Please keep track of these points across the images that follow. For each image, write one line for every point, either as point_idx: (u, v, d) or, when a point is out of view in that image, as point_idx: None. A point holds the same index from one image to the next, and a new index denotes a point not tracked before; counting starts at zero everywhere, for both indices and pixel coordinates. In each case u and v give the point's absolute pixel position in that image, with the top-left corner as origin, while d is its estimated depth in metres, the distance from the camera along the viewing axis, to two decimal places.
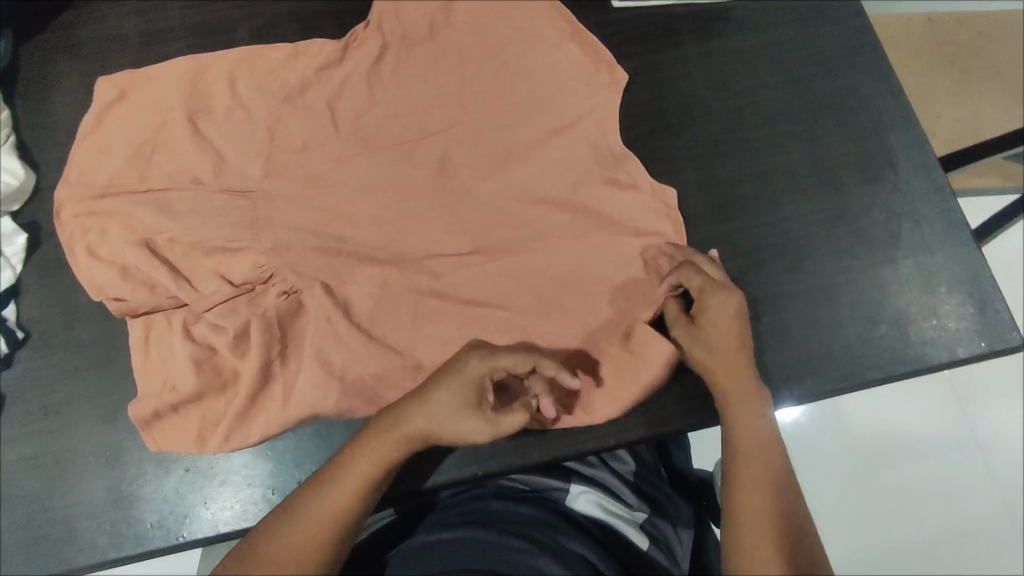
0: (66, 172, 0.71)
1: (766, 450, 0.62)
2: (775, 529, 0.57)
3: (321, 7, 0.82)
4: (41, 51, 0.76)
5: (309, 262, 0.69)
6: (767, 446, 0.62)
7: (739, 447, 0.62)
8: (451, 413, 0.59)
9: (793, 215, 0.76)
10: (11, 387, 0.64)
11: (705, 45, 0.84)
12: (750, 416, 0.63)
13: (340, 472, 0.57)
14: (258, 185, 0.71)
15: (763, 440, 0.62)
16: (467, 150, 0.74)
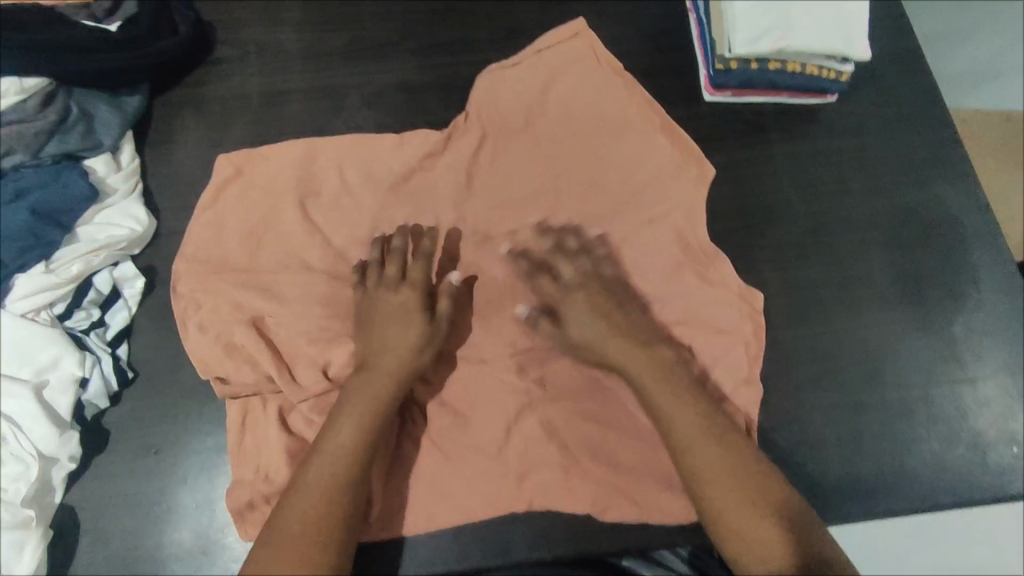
0: (183, 247, 0.75)
1: (731, 469, 0.63)
2: (746, 513, 0.61)
3: (427, 81, 0.87)
4: (172, 105, 0.83)
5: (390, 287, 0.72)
6: (732, 467, 0.63)
7: (681, 442, 0.66)
8: (397, 362, 0.68)
9: (873, 325, 0.77)
10: (116, 423, 0.68)
11: (793, 145, 0.86)
12: (707, 444, 0.65)
13: (331, 425, 0.65)
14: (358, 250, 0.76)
15: (724, 460, 0.64)
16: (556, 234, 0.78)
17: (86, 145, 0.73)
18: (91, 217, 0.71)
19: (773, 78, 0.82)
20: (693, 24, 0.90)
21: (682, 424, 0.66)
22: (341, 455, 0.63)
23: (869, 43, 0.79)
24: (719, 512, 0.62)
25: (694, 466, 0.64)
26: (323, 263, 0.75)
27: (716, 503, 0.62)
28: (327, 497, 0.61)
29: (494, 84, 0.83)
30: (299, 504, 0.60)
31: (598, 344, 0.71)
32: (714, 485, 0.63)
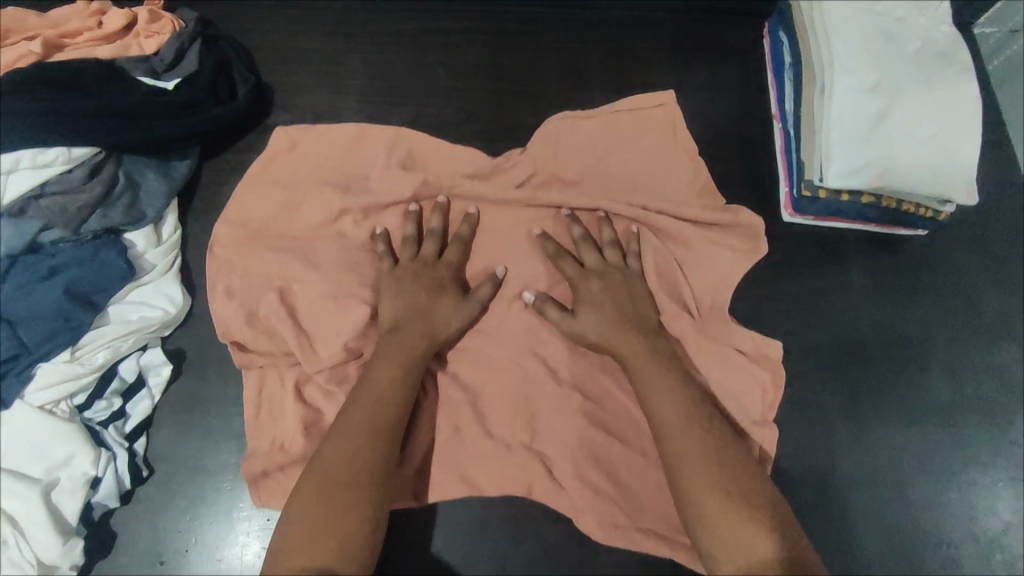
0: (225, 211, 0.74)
1: (709, 453, 0.60)
2: (727, 509, 0.56)
3: None
4: (222, 171, 0.79)
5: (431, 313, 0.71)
6: (709, 449, 0.60)
7: (666, 437, 0.62)
8: (425, 325, 0.66)
9: (922, 502, 0.74)
10: (124, 523, 0.64)
11: (875, 281, 0.80)
12: (687, 429, 0.62)
13: (363, 383, 0.63)
14: None
15: (700, 439, 0.61)
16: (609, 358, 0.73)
17: (129, 218, 0.69)
18: (124, 295, 0.67)
19: (864, 212, 0.77)
20: (778, 134, 0.85)
21: (668, 415, 0.63)
22: (374, 405, 0.61)
23: (977, 190, 0.73)
24: (692, 499, 0.58)
25: (678, 461, 0.60)
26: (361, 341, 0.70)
27: (688, 487, 0.59)
28: (356, 442, 0.58)
29: (560, 131, 0.79)
30: (331, 447, 0.58)
31: (615, 338, 0.68)
32: (688, 469, 0.59)
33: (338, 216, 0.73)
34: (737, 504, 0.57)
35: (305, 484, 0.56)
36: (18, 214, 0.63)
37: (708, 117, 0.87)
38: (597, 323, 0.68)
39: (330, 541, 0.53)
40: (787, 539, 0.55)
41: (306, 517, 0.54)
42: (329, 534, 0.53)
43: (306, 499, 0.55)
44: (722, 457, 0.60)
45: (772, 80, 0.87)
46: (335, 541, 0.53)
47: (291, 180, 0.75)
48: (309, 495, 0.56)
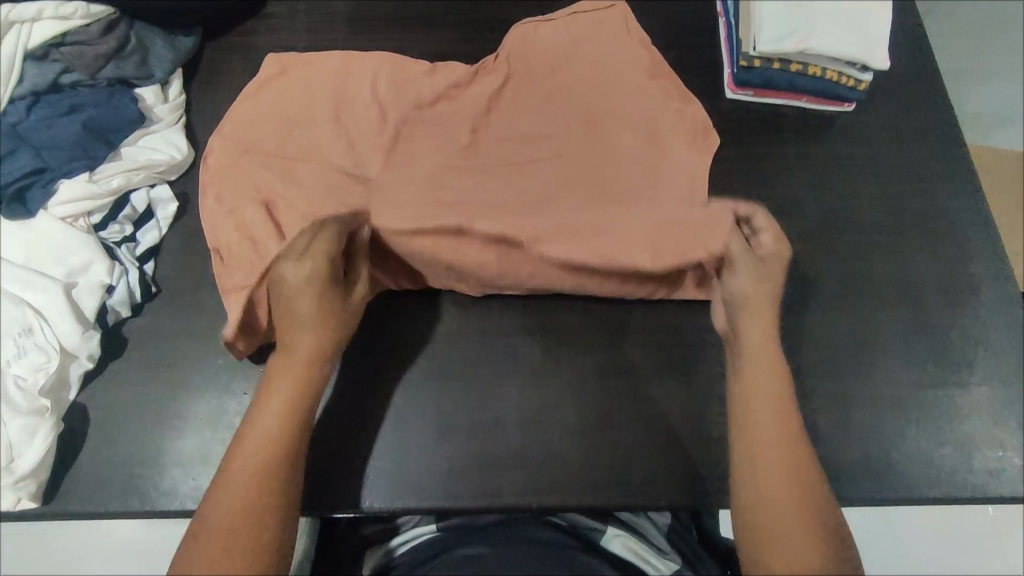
0: (221, 126, 0.81)
1: (787, 442, 0.64)
2: (789, 491, 0.61)
3: (463, 51, 0.91)
4: (222, 50, 0.88)
5: (410, 162, 0.81)
6: (784, 417, 0.65)
7: (749, 419, 0.66)
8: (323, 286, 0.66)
9: (871, 322, 0.79)
10: (134, 333, 0.72)
11: (807, 146, 0.89)
12: (772, 395, 0.67)
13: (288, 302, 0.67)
14: (377, 177, 0.79)
15: (782, 409, 0.66)
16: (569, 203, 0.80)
17: (140, 73, 0.77)
18: (134, 139, 0.76)
19: (794, 81, 0.86)
20: (722, 27, 0.94)
21: (761, 403, 0.66)
22: (286, 386, 0.64)
23: (889, 54, 0.83)
24: (752, 442, 0.64)
25: (758, 443, 0.64)
26: (343, 181, 0.78)
27: (754, 438, 0.65)
28: (280, 449, 0.61)
29: (526, 33, 0.88)
30: (259, 447, 0.61)
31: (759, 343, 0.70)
32: (763, 430, 0.65)
33: (325, 77, 0.83)
34: (791, 484, 0.61)
35: (234, 478, 0.59)
36: (41, 58, 0.71)
37: (665, 12, 0.96)
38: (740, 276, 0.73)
39: (258, 541, 0.57)
40: (827, 534, 0.59)
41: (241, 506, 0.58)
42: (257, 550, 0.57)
43: (237, 497, 0.58)
44: (789, 424, 0.65)
45: None
46: (264, 544, 0.57)
47: (273, 72, 0.83)
48: (249, 464, 0.60)
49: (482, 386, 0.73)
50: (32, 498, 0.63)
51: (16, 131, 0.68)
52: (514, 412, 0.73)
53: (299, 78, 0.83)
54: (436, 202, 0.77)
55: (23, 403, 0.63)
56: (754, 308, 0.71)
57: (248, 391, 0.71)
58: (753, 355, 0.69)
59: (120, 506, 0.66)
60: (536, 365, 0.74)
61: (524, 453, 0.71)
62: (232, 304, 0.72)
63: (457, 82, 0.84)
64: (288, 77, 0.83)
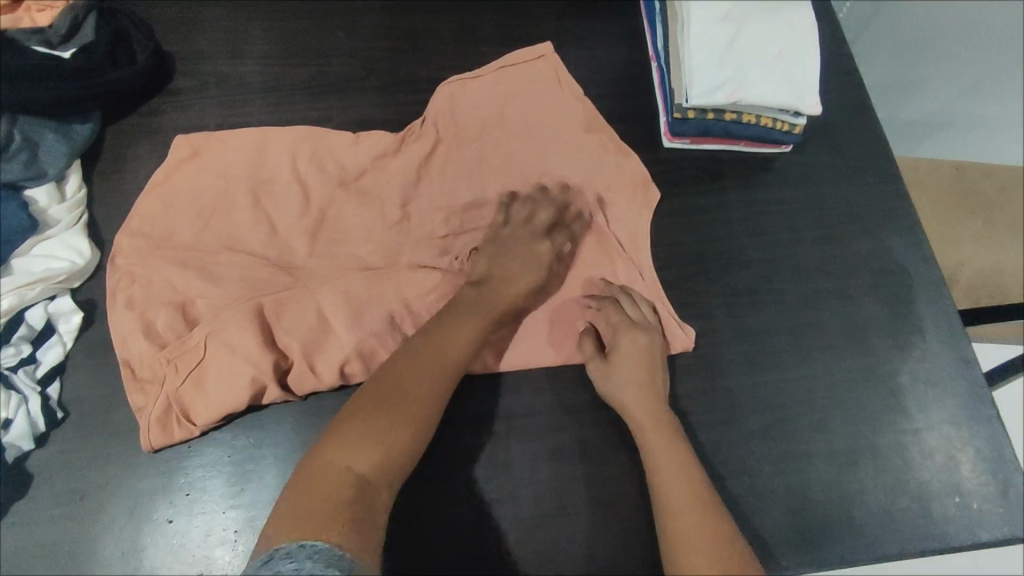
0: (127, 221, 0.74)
1: (704, 517, 0.62)
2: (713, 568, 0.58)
3: (389, 116, 0.87)
4: (127, 134, 0.81)
5: (338, 242, 0.76)
6: (694, 499, 0.63)
7: (664, 501, 0.64)
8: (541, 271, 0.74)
9: (824, 374, 0.78)
10: (40, 466, 0.65)
11: (748, 192, 0.88)
12: (683, 480, 0.65)
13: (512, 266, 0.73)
14: (305, 264, 0.74)
15: (692, 492, 0.64)
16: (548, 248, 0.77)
17: (29, 174, 0.71)
18: (28, 248, 0.70)
19: (729, 129, 0.85)
20: (655, 72, 0.93)
21: (670, 479, 0.65)
22: (461, 344, 0.67)
23: (820, 99, 0.82)
24: (673, 531, 0.62)
25: (673, 526, 0.62)
26: (267, 271, 0.73)
27: (674, 523, 0.62)
28: (409, 424, 0.60)
29: (454, 92, 0.84)
30: (399, 412, 0.60)
31: (640, 406, 0.69)
32: (679, 516, 0.62)
33: (241, 158, 0.77)
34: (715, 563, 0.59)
35: (352, 428, 0.58)
36: None
37: (595, 64, 0.94)
38: (621, 370, 0.71)
39: (335, 499, 0.52)
40: None
41: (357, 467, 0.56)
42: (334, 506, 0.52)
43: (343, 448, 0.56)
44: (702, 504, 0.63)
45: (646, 28, 0.96)
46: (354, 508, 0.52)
47: (183, 155, 0.77)
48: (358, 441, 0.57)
49: (430, 486, 0.68)
50: None
51: None
52: (466, 510, 0.68)
53: (212, 160, 0.77)
54: (369, 288, 0.74)
55: None
56: (631, 374, 0.71)
57: (173, 518, 0.65)
58: (647, 437, 0.68)
59: None
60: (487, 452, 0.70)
61: (479, 555, 0.67)
62: (151, 422, 0.65)
63: (384, 150, 0.79)
64: (200, 161, 0.77)
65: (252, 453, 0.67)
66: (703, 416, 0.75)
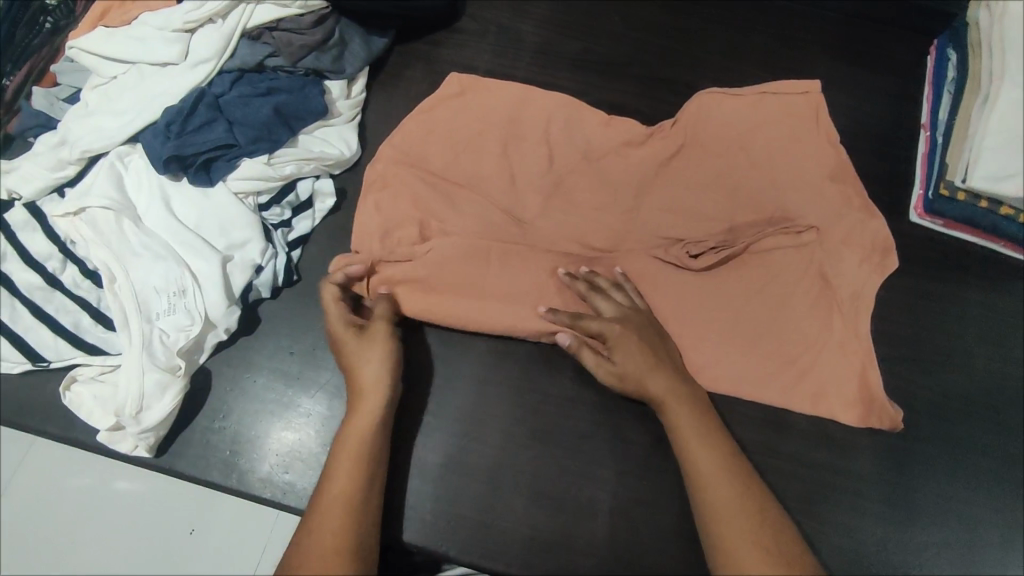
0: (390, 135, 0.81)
1: (756, 516, 0.59)
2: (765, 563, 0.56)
3: (641, 108, 0.88)
4: (409, 56, 0.89)
5: (564, 211, 0.79)
6: (746, 496, 0.60)
7: (709, 491, 0.61)
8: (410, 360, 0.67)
9: (1016, 516, 0.72)
10: (267, 314, 0.74)
11: (992, 296, 0.80)
12: (722, 483, 0.61)
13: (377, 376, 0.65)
14: (530, 220, 0.78)
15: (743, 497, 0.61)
16: (703, 262, 0.76)
17: (334, 68, 0.80)
18: (313, 129, 0.78)
19: (998, 225, 0.77)
20: (922, 142, 0.88)
21: (710, 466, 0.62)
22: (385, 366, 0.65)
23: None
24: (720, 539, 0.59)
25: (720, 521, 0.59)
26: (495, 216, 0.77)
27: (723, 531, 0.59)
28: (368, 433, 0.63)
29: (708, 105, 0.83)
30: (352, 443, 0.62)
31: (671, 400, 0.66)
32: (727, 522, 0.59)
33: (502, 108, 0.83)
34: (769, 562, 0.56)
35: (343, 469, 0.60)
36: (255, 39, 0.76)
37: (860, 116, 0.90)
38: (628, 356, 0.67)
39: (342, 515, 0.57)
40: None
41: (322, 522, 0.57)
42: (333, 523, 0.57)
43: (343, 495, 0.59)
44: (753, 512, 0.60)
45: (927, 94, 0.90)
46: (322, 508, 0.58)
47: (451, 91, 0.84)
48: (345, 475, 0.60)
49: (582, 464, 0.70)
50: (147, 450, 0.66)
51: (218, 102, 0.73)
52: (609, 498, 0.69)
53: (476, 102, 0.83)
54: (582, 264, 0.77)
55: (162, 359, 0.66)
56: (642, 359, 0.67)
57: None
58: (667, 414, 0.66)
59: (220, 478, 0.69)
60: (644, 454, 0.70)
61: (608, 545, 0.68)
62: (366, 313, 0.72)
63: (632, 139, 0.81)
64: (468, 98, 0.83)
65: (441, 371, 0.74)
66: (867, 505, 0.72)
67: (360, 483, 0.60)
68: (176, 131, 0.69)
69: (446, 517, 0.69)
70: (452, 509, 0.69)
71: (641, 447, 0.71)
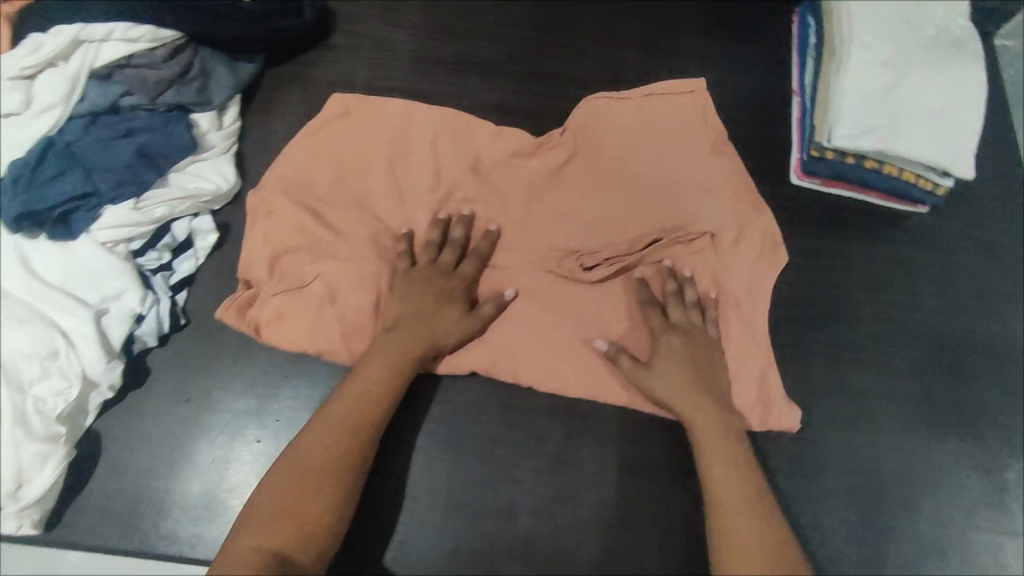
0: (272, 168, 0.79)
1: (744, 489, 0.64)
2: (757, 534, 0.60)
3: (524, 105, 0.89)
4: (283, 78, 0.87)
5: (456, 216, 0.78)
6: (745, 477, 0.65)
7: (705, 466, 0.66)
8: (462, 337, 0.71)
9: (920, 452, 0.75)
10: (156, 363, 0.71)
11: (873, 246, 0.84)
12: (741, 501, 0.63)
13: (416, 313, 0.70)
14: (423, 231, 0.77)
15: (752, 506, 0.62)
16: (602, 270, 0.76)
17: (198, 100, 0.77)
18: (184, 166, 0.76)
19: (867, 178, 0.81)
20: (796, 105, 0.91)
21: (710, 437, 0.66)
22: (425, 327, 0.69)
23: (976, 162, 0.77)
24: (721, 523, 0.62)
25: (717, 497, 0.64)
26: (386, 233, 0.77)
27: (720, 512, 0.63)
28: (369, 384, 0.66)
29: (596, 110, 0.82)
30: (349, 396, 0.66)
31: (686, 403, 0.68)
32: (725, 500, 0.63)
33: (382, 120, 0.81)
34: (763, 536, 0.60)
35: (334, 422, 0.64)
36: (105, 78, 0.72)
37: (735, 88, 0.93)
38: (669, 343, 0.71)
39: (327, 476, 0.61)
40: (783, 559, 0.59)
41: (291, 470, 0.61)
42: (309, 489, 0.60)
43: (328, 445, 0.63)
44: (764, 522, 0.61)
45: (795, 58, 0.94)
46: (305, 467, 0.61)
47: (336, 114, 0.82)
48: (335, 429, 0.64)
49: (498, 467, 0.70)
50: (34, 526, 0.63)
51: (71, 148, 0.68)
52: (529, 499, 0.69)
53: (362, 124, 0.81)
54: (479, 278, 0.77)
55: (39, 430, 0.62)
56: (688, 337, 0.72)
57: (260, 439, 0.69)
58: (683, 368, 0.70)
59: (121, 543, 0.66)
60: (559, 448, 0.71)
61: (533, 544, 0.68)
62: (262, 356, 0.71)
63: (516, 141, 0.81)
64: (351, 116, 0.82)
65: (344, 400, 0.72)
66: (778, 463, 0.75)
67: (344, 443, 0.63)
68: (25, 186, 0.64)
69: (368, 546, 0.68)
70: (372, 535, 0.69)
71: (555, 443, 0.71)
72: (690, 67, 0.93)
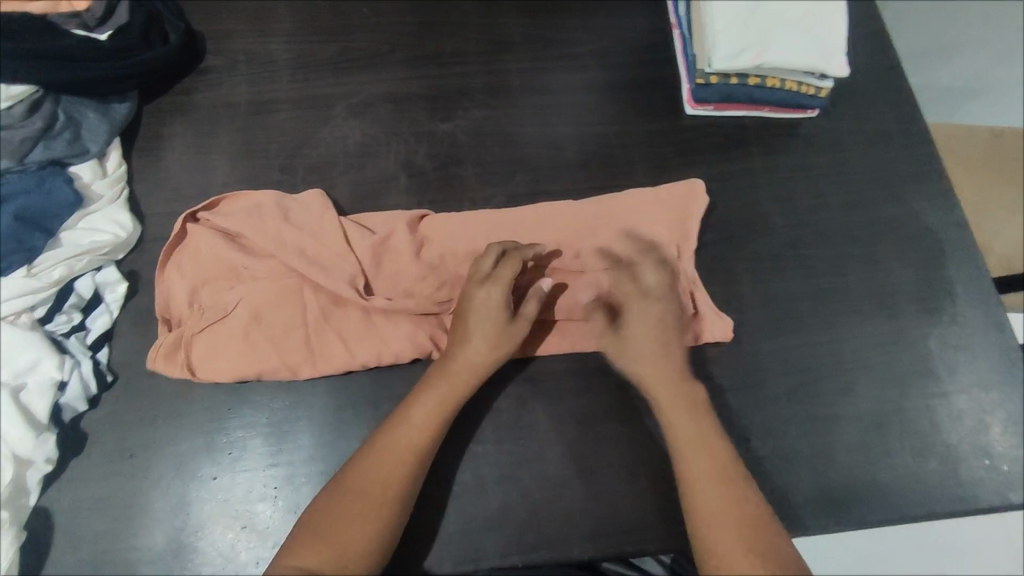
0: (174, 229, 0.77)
1: (740, 503, 0.62)
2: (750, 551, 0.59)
3: (413, 90, 0.88)
4: (161, 113, 0.85)
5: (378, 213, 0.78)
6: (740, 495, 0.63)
7: (684, 460, 0.66)
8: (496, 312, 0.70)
9: (850, 339, 0.79)
10: (92, 427, 0.69)
11: (772, 159, 0.87)
12: (725, 504, 0.62)
13: (470, 307, 0.71)
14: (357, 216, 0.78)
15: (733, 496, 0.63)
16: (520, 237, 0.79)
17: (73, 151, 0.74)
18: (75, 222, 0.72)
19: (753, 94, 0.84)
20: (676, 39, 0.92)
21: (687, 430, 0.67)
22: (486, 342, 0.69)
23: (846, 60, 0.81)
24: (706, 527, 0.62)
25: (698, 500, 0.63)
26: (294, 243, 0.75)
27: (710, 530, 0.62)
28: (407, 456, 0.64)
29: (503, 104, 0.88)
30: (421, 402, 0.67)
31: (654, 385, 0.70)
32: (703, 489, 0.64)
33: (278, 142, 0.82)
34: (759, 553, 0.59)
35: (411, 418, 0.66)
36: None
37: (618, 31, 0.93)
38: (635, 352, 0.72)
39: (348, 544, 0.59)
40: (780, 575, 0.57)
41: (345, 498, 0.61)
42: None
43: (381, 490, 0.62)
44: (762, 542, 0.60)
45: None
46: (340, 531, 0.59)
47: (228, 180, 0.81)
48: (397, 446, 0.64)
49: (460, 446, 0.71)
50: None
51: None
52: (492, 470, 0.70)
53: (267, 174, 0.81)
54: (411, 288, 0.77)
55: None
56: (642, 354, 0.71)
57: (217, 475, 0.69)
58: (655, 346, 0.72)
59: None
60: (512, 412, 0.72)
61: (507, 512, 0.69)
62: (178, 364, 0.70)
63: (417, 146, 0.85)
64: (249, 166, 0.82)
65: (288, 414, 0.71)
66: (721, 385, 0.76)
67: (378, 515, 0.60)
68: None
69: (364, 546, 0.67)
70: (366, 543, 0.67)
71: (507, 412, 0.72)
72: (570, 19, 0.93)
